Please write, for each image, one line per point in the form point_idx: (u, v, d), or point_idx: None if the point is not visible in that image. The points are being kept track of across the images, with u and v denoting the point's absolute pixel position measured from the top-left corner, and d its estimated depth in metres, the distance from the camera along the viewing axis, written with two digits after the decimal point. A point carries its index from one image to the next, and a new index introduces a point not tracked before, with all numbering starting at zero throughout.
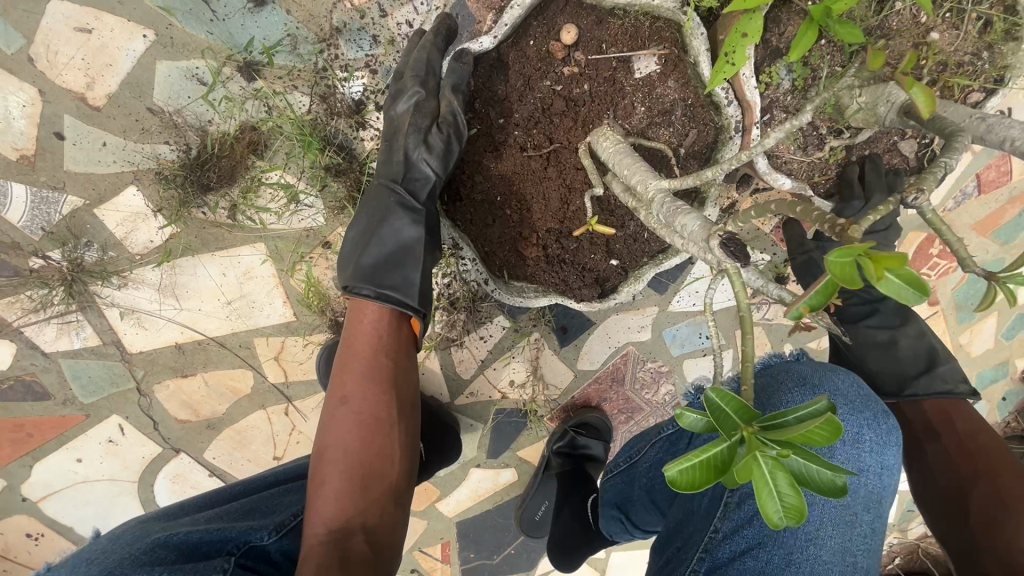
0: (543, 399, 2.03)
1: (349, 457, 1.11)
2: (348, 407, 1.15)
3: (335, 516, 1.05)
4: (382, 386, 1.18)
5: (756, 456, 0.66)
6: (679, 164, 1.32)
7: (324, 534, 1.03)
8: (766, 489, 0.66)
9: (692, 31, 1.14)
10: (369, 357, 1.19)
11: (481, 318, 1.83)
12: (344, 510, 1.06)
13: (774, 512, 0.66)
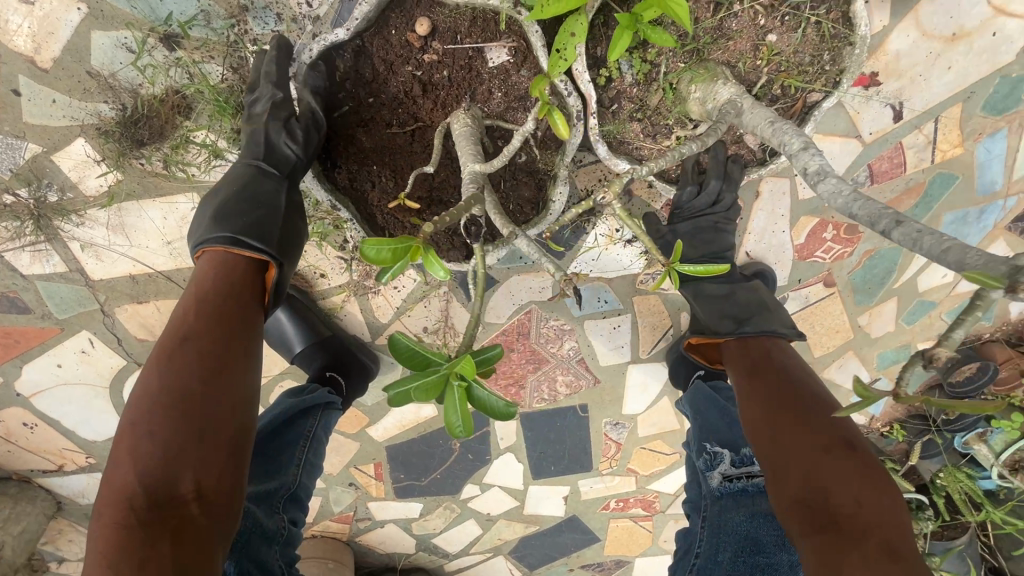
0: (454, 345, 2.28)
1: (182, 406, 1.13)
2: (175, 369, 1.14)
3: (164, 459, 1.09)
4: (221, 326, 1.20)
5: (454, 384, 1.03)
6: (538, 144, 1.50)
7: (147, 479, 1.08)
8: (453, 402, 1.05)
9: (527, 28, 1.26)
10: (204, 287, 1.22)
11: (394, 271, 2.07)
12: (151, 468, 1.08)
13: (457, 418, 1.05)
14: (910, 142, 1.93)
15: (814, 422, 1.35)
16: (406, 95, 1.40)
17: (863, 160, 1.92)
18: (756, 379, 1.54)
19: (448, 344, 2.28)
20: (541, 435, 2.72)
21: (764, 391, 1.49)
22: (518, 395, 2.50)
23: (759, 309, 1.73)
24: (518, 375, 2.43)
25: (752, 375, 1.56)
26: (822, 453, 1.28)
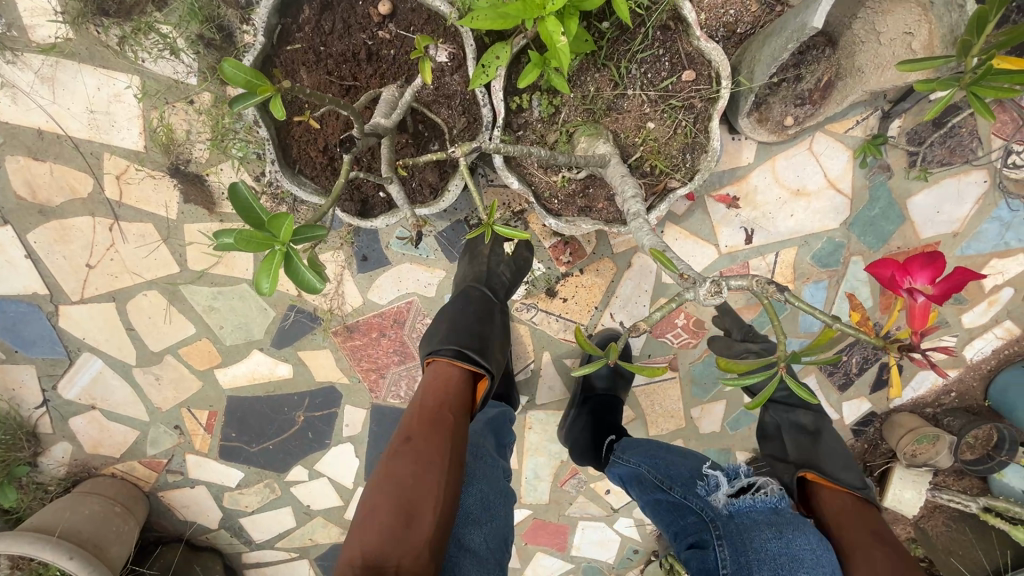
0: (331, 310, 2.37)
1: (399, 487, 1.35)
2: (401, 466, 1.39)
3: (369, 544, 1.26)
4: (440, 430, 1.47)
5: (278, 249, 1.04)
6: (451, 140, 1.74)
7: (361, 555, 1.25)
8: (267, 266, 1.04)
9: (465, 39, 1.56)
10: (444, 414, 1.53)
11: (297, 219, 2.17)
12: (377, 544, 1.25)
13: (263, 282, 1.05)
14: (756, 265, 2.31)
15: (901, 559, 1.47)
16: (354, 56, 1.64)
17: (716, 267, 2.29)
18: (850, 540, 1.58)
19: (327, 308, 2.37)
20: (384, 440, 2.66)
21: (867, 550, 1.53)
22: (375, 384, 2.53)
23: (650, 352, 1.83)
24: (382, 363, 2.49)
25: (858, 543, 1.56)
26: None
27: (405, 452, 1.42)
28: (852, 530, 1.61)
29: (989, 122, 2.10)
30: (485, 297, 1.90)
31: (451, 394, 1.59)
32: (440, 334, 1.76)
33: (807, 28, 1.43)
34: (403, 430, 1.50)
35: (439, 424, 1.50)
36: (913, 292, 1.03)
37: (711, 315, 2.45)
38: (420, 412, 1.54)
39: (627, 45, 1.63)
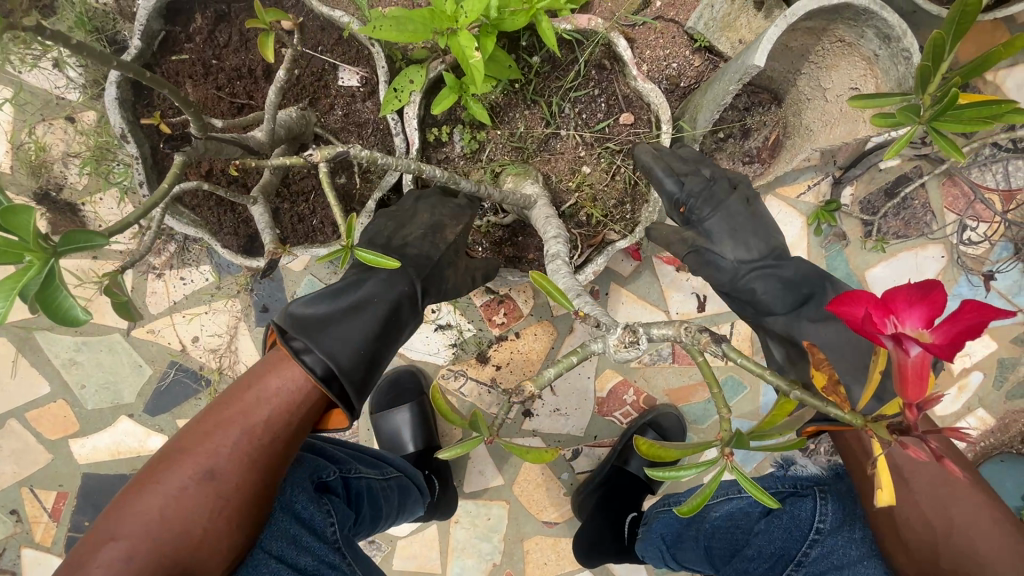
0: (220, 371, 1.98)
1: (152, 537, 0.93)
2: (178, 503, 0.96)
3: None
4: (260, 471, 1.03)
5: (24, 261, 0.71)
6: (360, 173, 1.52)
7: None
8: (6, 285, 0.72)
9: (377, 60, 1.39)
10: (279, 444, 1.06)
11: (188, 260, 1.87)
12: None
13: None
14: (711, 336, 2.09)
15: (984, 535, 1.02)
16: (251, 73, 1.44)
17: (665, 336, 2.07)
18: (909, 492, 1.10)
19: (214, 367, 1.98)
20: None
21: (923, 509, 1.07)
22: None
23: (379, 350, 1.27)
24: None
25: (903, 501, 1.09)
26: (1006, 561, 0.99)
27: (202, 483, 0.98)
28: (904, 473, 1.11)
29: (940, 195, 2.03)
30: (396, 281, 1.25)
31: (296, 426, 1.09)
32: (308, 325, 1.13)
33: (748, 66, 1.30)
34: (206, 436, 1.02)
35: (261, 460, 1.04)
36: (897, 342, 0.62)
37: (663, 391, 2.15)
38: (240, 429, 1.04)
39: (559, 82, 1.48)
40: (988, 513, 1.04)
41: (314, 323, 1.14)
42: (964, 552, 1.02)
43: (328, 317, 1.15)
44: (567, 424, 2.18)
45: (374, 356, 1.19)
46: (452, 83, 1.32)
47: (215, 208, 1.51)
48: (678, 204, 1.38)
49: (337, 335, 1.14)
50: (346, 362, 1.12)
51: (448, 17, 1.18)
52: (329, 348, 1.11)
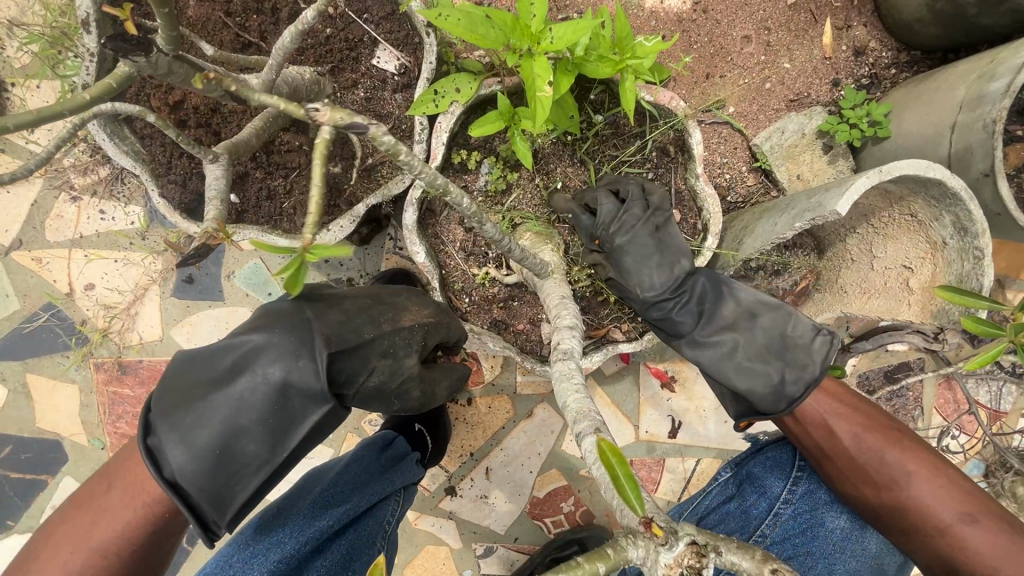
0: (105, 333, 1.62)
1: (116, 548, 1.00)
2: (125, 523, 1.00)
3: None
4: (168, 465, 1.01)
5: None
6: (361, 169, 1.27)
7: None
8: None
9: (426, 52, 1.18)
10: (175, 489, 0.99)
11: (120, 193, 1.55)
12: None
13: None
14: (671, 466, 1.86)
15: (903, 471, 1.12)
16: (273, 11, 1.18)
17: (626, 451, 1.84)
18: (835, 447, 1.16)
19: (96, 326, 1.61)
20: None
21: (849, 451, 1.16)
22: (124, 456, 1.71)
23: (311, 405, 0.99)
24: None
25: (841, 461, 1.17)
26: (921, 474, 1.12)
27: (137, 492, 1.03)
28: (829, 447, 1.17)
29: (933, 394, 1.95)
30: (288, 354, 0.94)
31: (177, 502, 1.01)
32: (172, 415, 0.92)
33: (827, 209, 1.15)
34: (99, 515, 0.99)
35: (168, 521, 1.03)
36: None
37: (604, 510, 1.90)
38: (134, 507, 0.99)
39: (615, 150, 1.30)
40: (910, 457, 1.13)
41: (187, 433, 0.91)
42: (891, 484, 1.13)
43: (203, 417, 0.93)
44: (490, 515, 1.88)
45: (239, 470, 0.94)
46: (503, 109, 1.11)
47: (170, 146, 1.20)
48: (592, 238, 1.25)
49: (208, 464, 0.92)
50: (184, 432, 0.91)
51: (529, 35, 0.98)
52: (200, 473, 0.91)
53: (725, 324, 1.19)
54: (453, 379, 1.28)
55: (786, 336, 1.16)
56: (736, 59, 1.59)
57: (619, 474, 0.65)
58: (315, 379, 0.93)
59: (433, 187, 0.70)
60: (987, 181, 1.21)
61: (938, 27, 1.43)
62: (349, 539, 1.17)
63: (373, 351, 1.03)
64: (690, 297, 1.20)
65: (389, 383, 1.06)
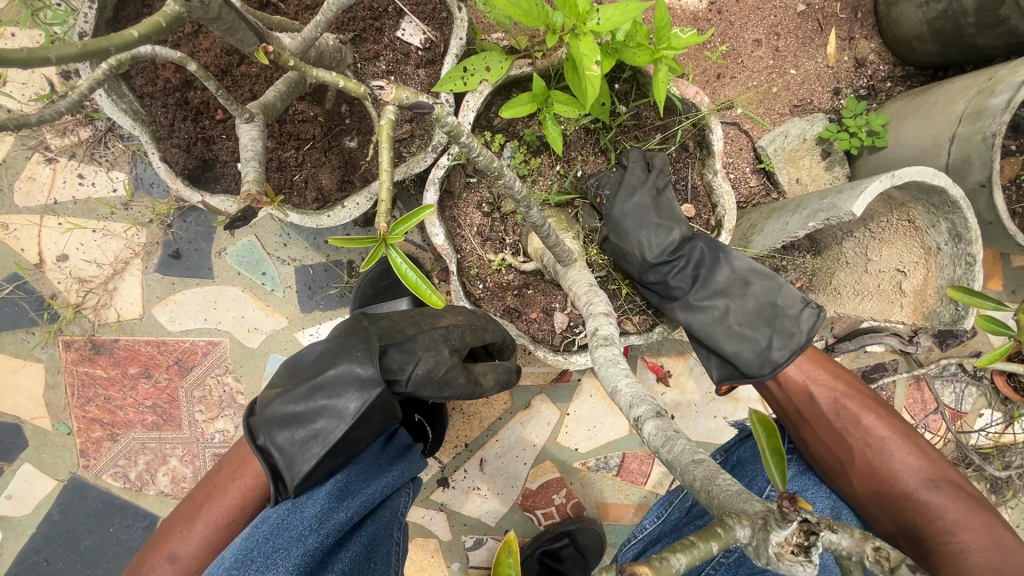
0: (79, 307, 1.52)
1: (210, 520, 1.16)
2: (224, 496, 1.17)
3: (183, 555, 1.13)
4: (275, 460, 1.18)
5: None
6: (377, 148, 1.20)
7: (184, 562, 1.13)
8: None
9: (456, 28, 1.15)
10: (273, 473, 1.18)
11: (104, 158, 1.46)
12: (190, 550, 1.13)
13: None
14: None
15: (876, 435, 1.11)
16: None
17: (619, 443, 1.85)
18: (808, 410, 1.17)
19: (68, 302, 1.51)
20: (60, 539, 1.62)
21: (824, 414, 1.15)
22: (92, 442, 1.59)
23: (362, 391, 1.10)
24: (121, 418, 1.58)
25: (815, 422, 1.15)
26: (893, 441, 1.11)
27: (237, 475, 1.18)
28: (805, 409, 1.17)
29: (904, 394, 2.05)
30: (353, 349, 1.13)
31: (254, 496, 1.19)
32: (269, 404, 1.12)
33: (842, 210, 1.19)
34: (187, 522, 1.16)
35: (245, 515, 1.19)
36: None
37: (595, 502, 1.89)
38: (215, 509, 1.16)
39: (637, 142, 1.30)
40: (882, 423, 1.13)
41: (272, 414, 1.10)
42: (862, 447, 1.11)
43: (292, 408, 1.10)
44: (481, 507, 1.86)
45: (311, 443, 1.09)
46: (537, 91, 1.09)
47: (173, 107, 1.11)
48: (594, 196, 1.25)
49: (288, 438, 1.10)
50: (277, 423, 1.10)
51: (575, 15, 0.96)
52: (281, 446, 1.09)
53: (718, 289, 1.19)
54: (502, 372, 1.33)
55: (776, 306, 1.17)
56: (745, 62, 1.63)
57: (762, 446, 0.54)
58: (369, 367, 1.10)
59: (485, 170, 0.71)
60: (984, 191, 1.30)
61: (934, 44, 1.51)
62: (369, 530, 1.22)
63: (420, 345, 1.17)
64: (686, 261, 1.20)
65: (435, 373, 1.16)
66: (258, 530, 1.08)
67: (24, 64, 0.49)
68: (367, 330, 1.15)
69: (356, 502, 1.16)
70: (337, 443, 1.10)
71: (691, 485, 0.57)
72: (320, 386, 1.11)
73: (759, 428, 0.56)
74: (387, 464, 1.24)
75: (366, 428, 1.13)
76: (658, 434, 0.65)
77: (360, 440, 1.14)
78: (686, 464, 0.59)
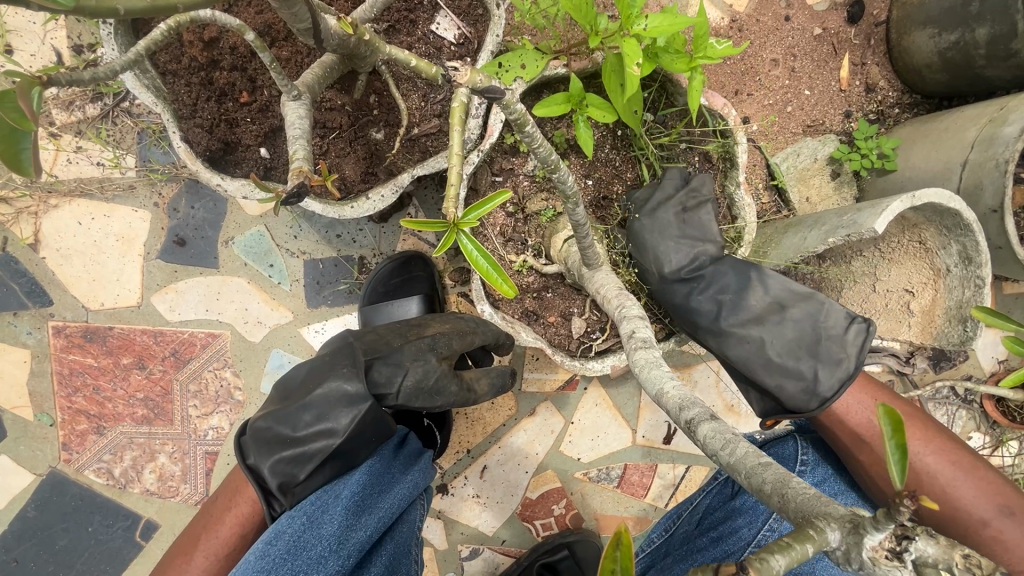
0: (74, 290, 1.46)
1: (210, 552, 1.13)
2: (220, 524, 1.16)
3: None
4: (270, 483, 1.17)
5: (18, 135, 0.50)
6: (404, 141, 1.18)
7: None
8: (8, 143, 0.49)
9: (493, 25, 1.13)
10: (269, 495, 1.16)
11: (111, 136, 1.41)
12: None
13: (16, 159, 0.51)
14: (663, 472, 1.85)
15: (944, 467, 1.10)
16: None
17: (621, 455, 1.82)
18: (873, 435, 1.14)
19: (63, 284, 1.46)
20: (33, 538, 1.52)
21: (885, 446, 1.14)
22: (76, 436, 1.50)
23: (344, 405, 1.07)
24: (109, 411, 1.51)
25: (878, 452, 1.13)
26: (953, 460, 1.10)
27: (232, 503, 1.17)
28: (862, 430, 1.15)
29: None
30: (339, 366, 1.09)
31: (253, 524, 1.18)
32: (257, 430, 1.08)
33: (864, 227, 1.21)
34: (185, 557, 1.14)
35: (245, 543, 1.17)
36: None
37: (594, 514, 1.85)
38: (212, 541, 1.14)
39: (661, 151, 1.31)
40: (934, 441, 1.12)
41: (259, 435, 1.07)
42: (928, 478, 1.10)
43: (279, 432, 1.07)
44: (479, 516, 1.81)
45: (304, 460, 1.07)
46: (573, 92, 1.06)
47: (197, 87, 1.07)
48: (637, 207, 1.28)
49: (277, 459, 1.06)
50: (267, 445, 1.07)
51: (623, 16, 0.95)
52: (271, 468, 1.05)
53: (753, 314, 1.19)
54: (495, 376, 1.32)
55: (817, 330, 1.16)
56: (762, 81, 1.66)
57: (889, 447, 0.42)
58: (357, 383, 1.07)
59: (544, 163, 0.71)
60: (994, 217, 1.34)
61: (944, 74, 1.56)
62: (389, 548, 1.18)
63: (406, 356, 1.15)
64: (708, 285, 1.21)
65: (425, 383, 1.14)
66: (274, 548, 1.02)
67: (91, 14, 0.46)
68: (350, 344, 1.12)
69: (376, 517, 1.12)
70: (328, 457, 1.08)
71: (760, 490, 0.55)
72: (308, 404, 1.07)
73: (885, 423, 0.42)
74: (406, 475, 1.20)
75: (359, 440, 1.10)
76: (716, 437, 0.63)
77: (355, 450, 1.12)
78: (753, 467, 0.57)
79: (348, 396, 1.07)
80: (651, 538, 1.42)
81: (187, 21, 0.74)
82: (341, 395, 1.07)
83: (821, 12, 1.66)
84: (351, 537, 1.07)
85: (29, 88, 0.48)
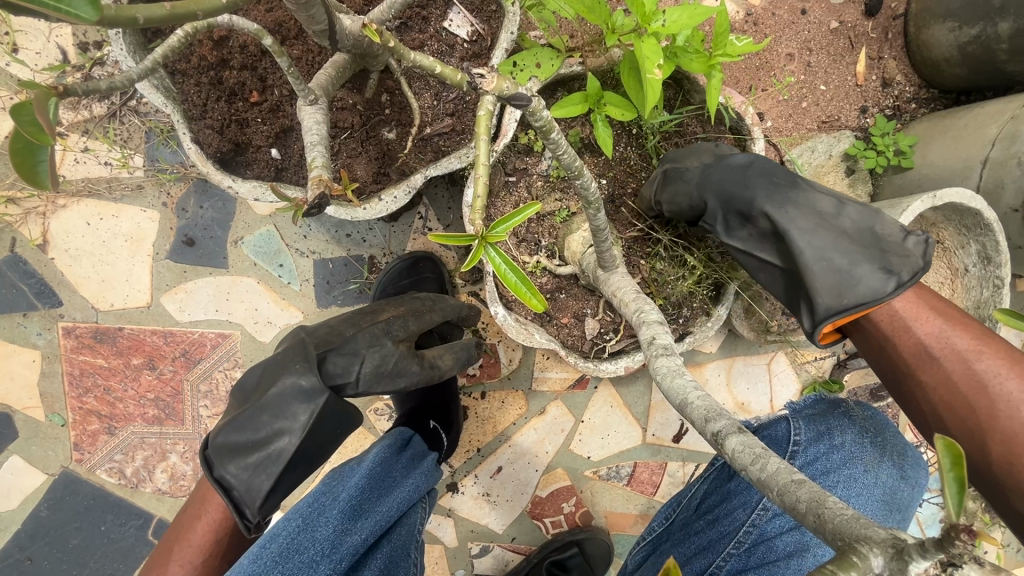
0: (85, 291, 1.46)
1: (184, 559, 1.13)
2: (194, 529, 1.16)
3: None
4: None
5: (29, 143, 0.48)
6: (416, 142, 1.17)
7: None
8: (20, 155, 0.48)
9: (507, 22, 1.10)
10: None
11: (120, 136, 1.39)
12: None
13: (29, 169, 0.49)
14: (672, 470, 1.85)
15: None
16: None
17: (631, 453, 1.82)
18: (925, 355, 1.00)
19: (72, 284, 1.45)
20: (46, 537, 1.52)
21: (952, 381, 0.97)
22: (88, 436, 1.51)
23: (296, 400, 1.05)
24: (120, 411, 1.51)
25: (924, 368, 1.01)
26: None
27: (204, 507, 1.17)
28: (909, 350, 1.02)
29: None
30: (292, 363, 1.07)
31: (226, 529, 1.17)
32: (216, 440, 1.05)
33: None
34: (161, 566, 1.14)
35: (222, 548, 1.17)
36: None
37: (603, 512, 1.85)
38: (187, 548, 1.14)
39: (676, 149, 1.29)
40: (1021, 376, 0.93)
41: (219, 443, 1.05)
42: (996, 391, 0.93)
43: (237, 441, 1.05)
44: (488, 515, 1.82)
45: (263, 465, 1.04)
46: (591, 91, 1.04)
47: (206, 87, 1.05)
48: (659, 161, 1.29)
49: (241, 465, 1.05)
50: (227, 452, 1.05)
51: (640, 14, 0.92)
52: (235, 475, 1.04)
53: (809, 201, 1.07)
54: (460, 350, 1.30)
55: (875, 231, 1.05)
56: (777, 75, 1.63)
57: (945, 478, 0.41)
58: (311, 376, 1.05)
59: (568, 169, 0.70)
60: (1015, 217, 1.31)
61: (964, 68, 1.52)
62: (387, 551, 1.17)
63: (361, 344, 1.11)
64: (755, 182, 1.09)
65: (384, 367, 1.12)
66: (267, 551, 1.03)
67: (112, 23, 0.45)
68: (303, 340, 1.09)
69: (375, 518, 1.12)
70: (293, 459, 1.06)
71: (794, 508, 0.54)
72: (263, 410, 1.05)
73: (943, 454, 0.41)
74: (406, 479, 1.20)
75: (320, 436, 1.08)
76: (745, 452, 0.62)
77: (322, 448, 1.11)
78: (786, 485, 0.56)
79: (305, 394, 1.05)
80: (650, 525, 1.36)
81: (204, 28, 0.74)
82: (294, 394, 1.05)
83: (838, 5, 1.63)
84: (345, 536, 1.07)
85: (45, 99, 0.46)
